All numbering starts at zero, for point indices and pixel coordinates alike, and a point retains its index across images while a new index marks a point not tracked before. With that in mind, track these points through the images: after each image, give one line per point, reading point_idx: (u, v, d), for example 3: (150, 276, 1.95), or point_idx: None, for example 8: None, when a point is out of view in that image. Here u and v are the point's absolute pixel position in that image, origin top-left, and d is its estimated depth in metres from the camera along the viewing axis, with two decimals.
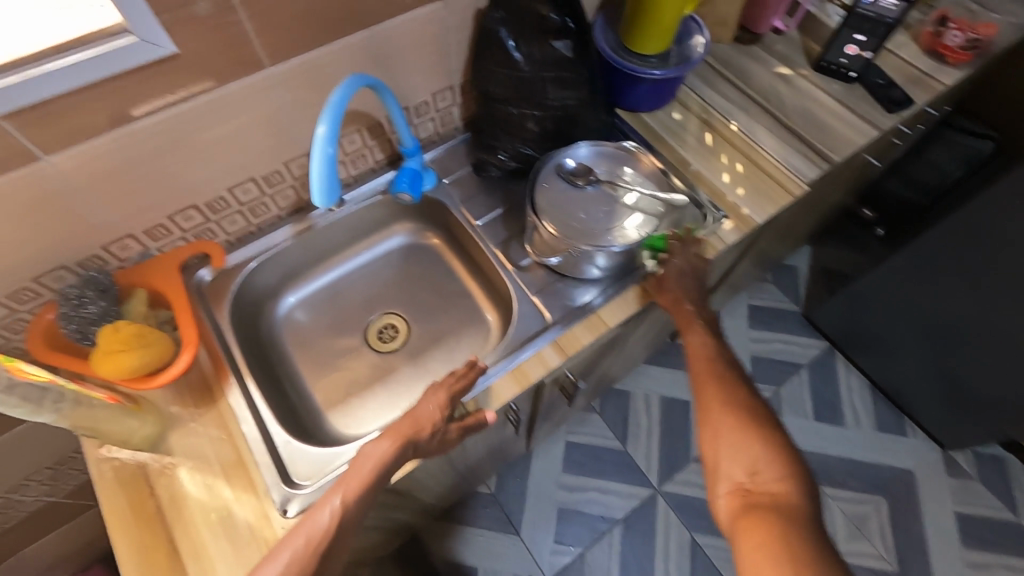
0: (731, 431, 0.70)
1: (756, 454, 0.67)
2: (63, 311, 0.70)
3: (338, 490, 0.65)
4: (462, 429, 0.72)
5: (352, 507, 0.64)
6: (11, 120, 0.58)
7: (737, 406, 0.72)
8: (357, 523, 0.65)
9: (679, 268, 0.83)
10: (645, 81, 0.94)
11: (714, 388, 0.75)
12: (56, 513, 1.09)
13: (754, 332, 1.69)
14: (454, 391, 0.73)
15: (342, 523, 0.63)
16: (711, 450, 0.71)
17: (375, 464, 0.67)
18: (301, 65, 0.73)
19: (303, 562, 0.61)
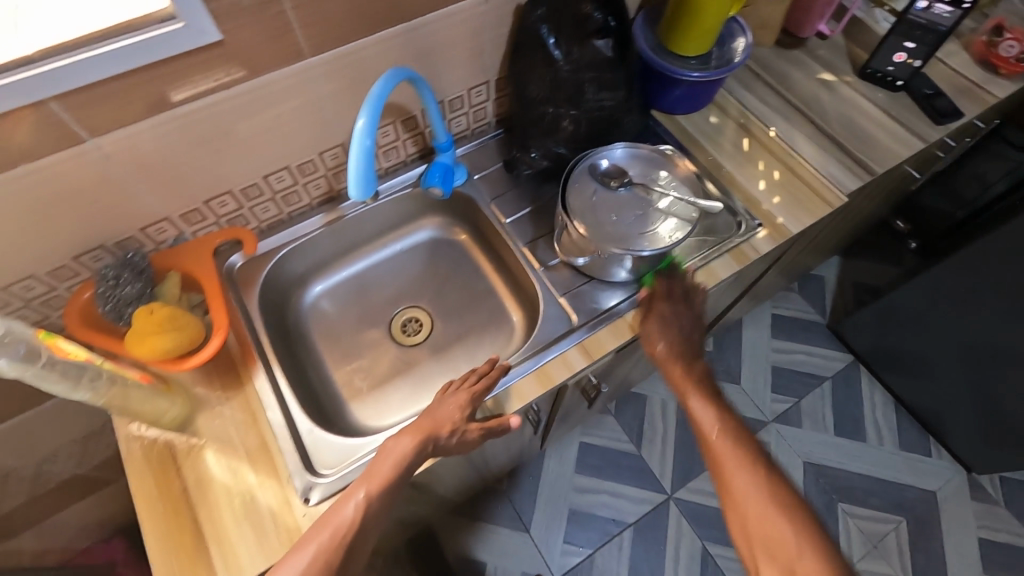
0: (756, 522, 0.63)
1: (790, 551, 0.60)
2: (100, 291, 0.72)
3: (363, 485, 0.65)
4: (483, 433, 0.71)
5: (375, 501, 0.65)
6: (61, 102, 0.59)
7: (752, 487, 0.65)
8: (382, 517, 0.66)
9: (655, 316, 0.80)
10: (682, 83, 0.93)
11: (727, 458, 0.68)
12: (83, 483, 1.12)
13: (777, 342, 1.66)
14: (475, 392, 0.72)
15: (366, 515, 0.65)
16: (744, 543, 0.64)
17: (399, 458, 0.67)
18: (343, 56, 0.73)
19: (328, 554, 0.62)
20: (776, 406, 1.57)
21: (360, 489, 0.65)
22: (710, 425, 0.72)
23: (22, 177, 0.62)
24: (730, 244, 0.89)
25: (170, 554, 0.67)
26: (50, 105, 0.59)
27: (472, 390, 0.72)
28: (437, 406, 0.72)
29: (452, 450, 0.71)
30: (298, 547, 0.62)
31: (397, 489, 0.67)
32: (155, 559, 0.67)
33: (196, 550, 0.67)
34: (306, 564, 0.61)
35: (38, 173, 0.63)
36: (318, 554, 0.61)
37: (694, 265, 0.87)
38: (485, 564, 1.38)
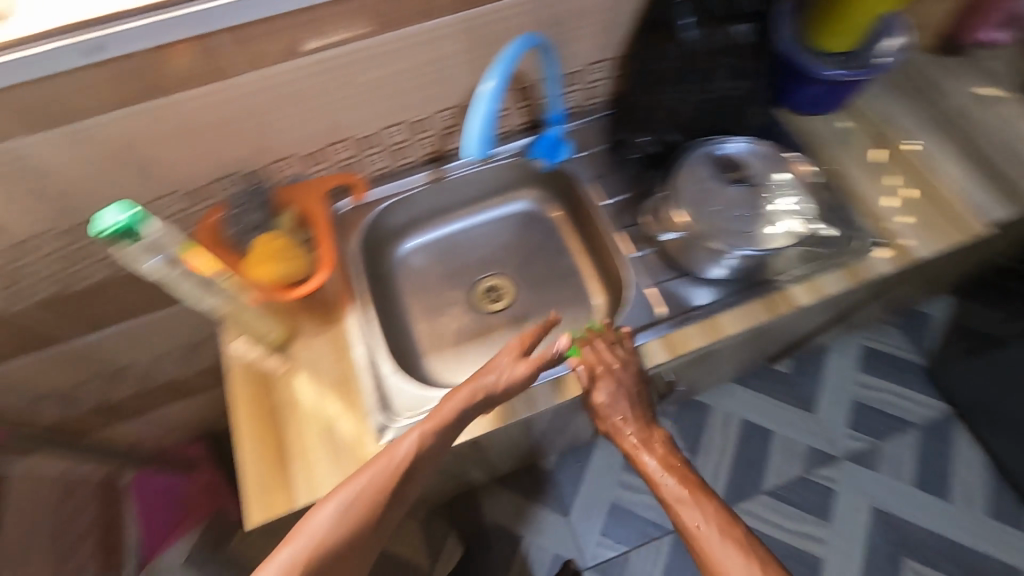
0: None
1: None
2: (231, 213, 0.82)
3: (421, 423, 0.66)
4: (538, 366, 0.72)
5: (431, 442, 0.66)
6: (224, 36, 0.64)
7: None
8: (433, 459, 0.67)
9: (606, 399, 0.75)
10: (819, 80, 0.86)
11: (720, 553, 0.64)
12: (179, 386, 1.25)
13: (863, 377, 1.53)
14: (526, 337, 0.73)
15: (424, 454, 0.65)
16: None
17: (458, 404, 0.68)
18: (476, 18, 0.74)
19: (387, 485, 0.63)
20: (852, 444, 1.46)
21: (418, 428, 0.66)
22: (694, 519, 0.67)
23: (182, 100, 0.69)
24: (843, 260, 0.82)
25: (256, 461, 0.73)
26: (215, 38, 0.64)
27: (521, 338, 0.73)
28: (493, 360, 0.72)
29: (512, 390, 0.71)
30: (357, 475, 0.63)
31: (451, 434, 0.68)
32: (244, 464, 0.73)
33: (280, 462, 0.73)
34: (364, 491, 0.61)
35: (195, 98, 0.70)
36: (377, 483, 0.62)
37: (799, 275, 0.82)
38: (520, 538, 1.41)
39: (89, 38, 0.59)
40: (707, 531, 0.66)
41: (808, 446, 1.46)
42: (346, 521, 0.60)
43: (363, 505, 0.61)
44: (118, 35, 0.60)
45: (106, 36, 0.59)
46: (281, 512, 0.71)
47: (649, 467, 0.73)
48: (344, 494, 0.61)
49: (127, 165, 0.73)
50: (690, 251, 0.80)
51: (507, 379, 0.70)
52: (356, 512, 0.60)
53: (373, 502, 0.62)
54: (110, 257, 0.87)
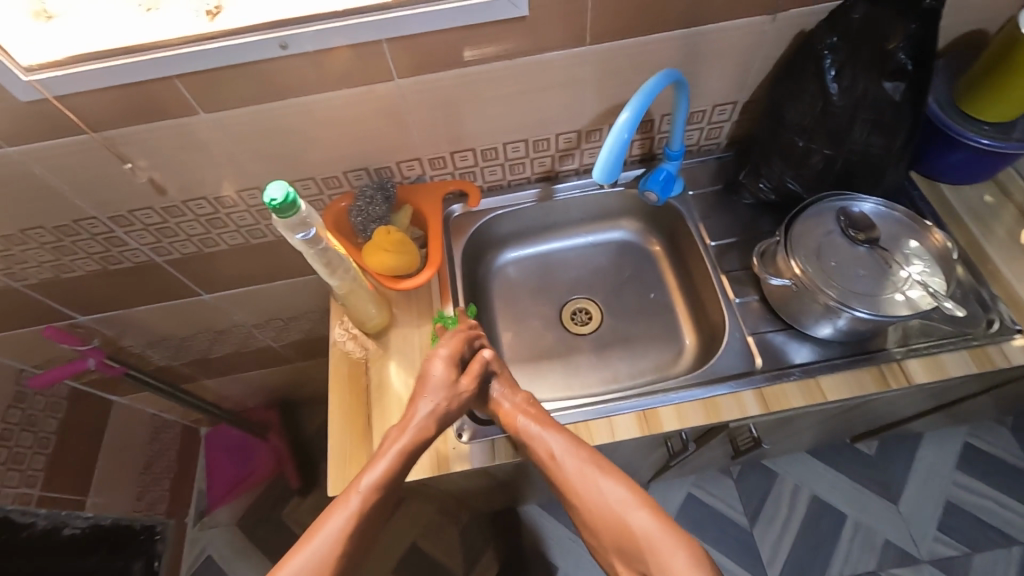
0: (616, 534, 0.62)
1: (654, 552, 0.59)
2: (357, 204, 0.85)
3: (361, 479, 0.63)
4: (472, 379, 0.72)
5: (376, 497, 0.63)
6: (391, 43, 0.71)
7: (607, 496, 0.64)
8: (377, 520, 0.64)
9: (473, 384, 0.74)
10: (965, 148, 0.81)
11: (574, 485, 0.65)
12: (268, 354, 1.35)
13: (961, 477, 1.38)
14: (459, 342, 0.74)
15: (374, 508, 0.62)
16: (610, 558, 0.63)
17: (398, 452, 0.67)
18: (615, 49, 0.77)
19: (338, 550, 0.58)
20: (939, 548, 1.31)
21: (359, 491, 0.62)
22: (552, 447, 0.68)
23: (341, 96, 0.76)
24: (972, 341, 0.76)
25: (342, 433, 0.78)
26: (383, 45, 0.71)
27: (449, 344, 0.74)
28: (423, 402, 0.70)
29: (453, 412, 0.71)
30: (295, 554, 0.57)
31: (395, 489, 0.65)
32: (332, 435, 0.77)
33: (364, 440, 0.77)
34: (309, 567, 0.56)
35: (352, 96, 0.76)
36: (327, 551, 0.57)
37: (918, 349, 0.76)
38: (556, 569, 1.37)
39: (277, 35, 0.67)
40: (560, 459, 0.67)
41: (887, 540, 1.33)
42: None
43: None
44: (302, 35, 0.67)
45: (290, 35, 0.67)
46: None
47: (508, 414, 0.72)
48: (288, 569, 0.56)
49: (281, 147, 0.82)
50: (800, 303, 0.77)
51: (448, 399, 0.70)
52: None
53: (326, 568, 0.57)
54: (245, 227, 0.96)
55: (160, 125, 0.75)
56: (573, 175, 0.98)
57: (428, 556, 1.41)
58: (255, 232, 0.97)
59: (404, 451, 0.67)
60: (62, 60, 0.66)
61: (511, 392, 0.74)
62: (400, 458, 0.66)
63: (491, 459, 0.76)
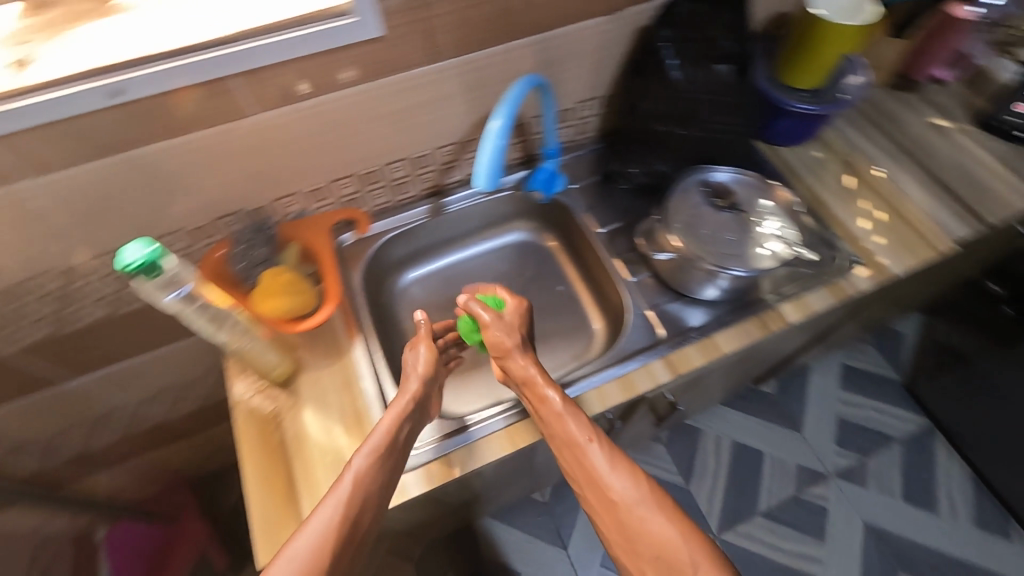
0: (645, 544, 0.62)
1: (686, 566, 0.59)
2: (236, 250, 0.80)
3: (359, 448, 0.65)
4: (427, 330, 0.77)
5: (376, 464, 0.64)
6: (240, 79, 0.67)
7: (638, 502, 0.64)
8: (389, 483, 0.65)
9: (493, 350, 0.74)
10: (791, 114, 0.93)
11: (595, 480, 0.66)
12: (165, 431, 1.22)
13: (845, 395, 1.59)
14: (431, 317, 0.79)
15: (376, 476, 0.64)
16: (632, 562, 0.63)
17: (397, 418, 0.68)
18: (476, 60, 0.79)
19: (340, 521, 0.60)
20: (840, 460, 1.49)
21: (358, 460, 0.64)
22: (585, 435, 0.68)
23: (195, 140, 0.71)
24: (827, 278, 0.87)
25: (264, 498, 0.72)
26: (232, 81, 0.66)
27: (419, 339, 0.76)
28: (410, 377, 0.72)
29: (428, 371, 0.73)
30: (300, 532, 0.59)
31: (397, 455, 0.67)
32: (251, 499, 0.71)
33: (289, 499, 0.72)
34: (313, 546, 0.58)
35: (206, 138, 0.71)
36: (326, 527, 0.59)
37: (788, 294, 0.86)
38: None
39: (107, 83, 0.61)
40: (593, 451, 0.67)
41: (798, 465, 1.49)
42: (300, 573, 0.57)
43: (317, 551, 0.58)
44: (136, 80, 0.61)
45: (123, 81, 0.61)
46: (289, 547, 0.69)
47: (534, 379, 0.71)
48: (293, 548, 0.58)
49: (134, 204, 0.74)
50: (684, 272, 0.84)
51: (433, 362, 0.74)
52: (311, 560, 0.58)
53: (331, 543, 0.59)
54: (107, 297, 0.86)
55: None
56: (459, 186, 0.99)
57: None
58: (121, 300, 0.87)
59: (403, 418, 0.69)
60: None
61: (524, 348, 0.75)
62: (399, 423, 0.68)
63: (427, 484, 0.74)
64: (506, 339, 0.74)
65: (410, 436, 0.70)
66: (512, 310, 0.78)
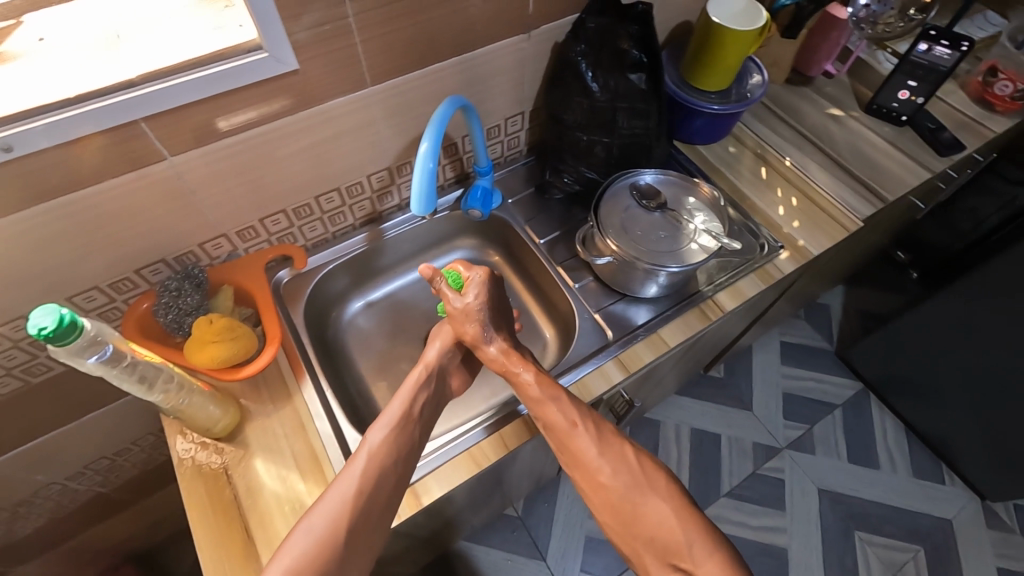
0: (642, 526, 0.65)
1: (681, 545, 0.63)
2: (162, 301, 0.74)
3: (377, 421, 0.68)
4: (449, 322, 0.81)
5: (395, 435, 0.68)
6: (150, 122, 0.63)
7: (629, 486, 0.67)
8: (411, 450, 0.68)
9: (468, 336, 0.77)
10: (704, 115, 0.99)
11: (589, 464, 0.68)
12: (101, 503, 1.14)
13: (786, 369, 1.68)
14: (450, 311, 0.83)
15: (395, 444, 0.67)
16: (629, 543, 0.66)
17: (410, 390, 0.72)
18: (398, 86, 0.79)
19: (359, 491, 0.63)
20: (790, 432, 1.58)
21: (376, 433, 0.67)
22: (570, 419, 0.70)
23: (104, 190, 0.66)
24: (755, 265, 0.93)
25: (220, 561, 0.67)
26: (140, 124, 0.63)
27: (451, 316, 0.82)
28: (431, 349, 0.77)
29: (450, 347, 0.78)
30: (318, 505, 0.62)
31: (414, 426, 0.70)
32: (206, 567, 0.67)
33: (248, 558, 0.68)
34: (330, 519, 0.61)
35: (117, 187, 0.67)
36: (345, 495, 0.62)
37: (722, 283, 0.91)
38: None
39: None
40: (580, 435, 0.69)
41: (754, 442, 1.56)
42: (316, 545, 0.59)
43: (335, 523, 0.61)
44: (27, 133, 0.57)
45: (12, 135, 0.56)
46: None
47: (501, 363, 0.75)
48: (308, 522, 0.61)
49: (41, 265, 0.69)
50: (624, 273, 0.87)
51: (451, 336, 0.79)
52: (330, 530, 0.60)
53: (347, 514, 0.61)
54: (18, 368, 0.78)
55: None
56: (396, 211, 0.98)
57: None
58: (34, 369, 0.80)
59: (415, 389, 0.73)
60: None
61: (485, 330, 0.76)
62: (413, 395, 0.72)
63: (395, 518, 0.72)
64: (466, 315, 0.76)
65: (427, 407, 0.73)
66: (474, 281, 0.78)
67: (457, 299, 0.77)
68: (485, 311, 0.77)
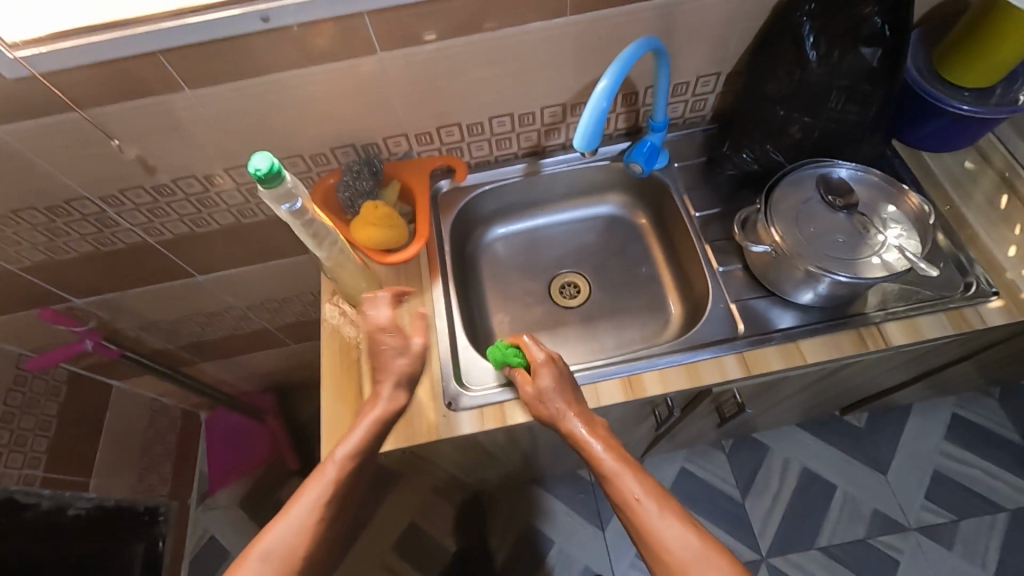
0: None
1: None
2: (344, 178, 0.85)
3: (338, 448, 0.65)
4: (413, 333, 0.74)
5: (353, 463, 0.65)
6: (373, 16, 0.70)
7: (698, 559, 0.58)
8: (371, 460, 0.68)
9: (548, 385, 0.71)
10: (945, 115, 0.81)
11: (654, 536, 0.60)
12: (266, 337, 1.41)
13: (947, 446, 1.41)
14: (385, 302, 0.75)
15: (350, 481, 0.64)
16: None
17: (373, 422, 0.68)
18: (597, 20, 0.77)
19: (316, 524, 0.60)
20: (926, 516, 1.34)
21: (342, 451, 0.65)
22: (635, 491, 0.62)
23: (323, 71, 0.76)
24: (949, 304, 0.77)
25: (336, 405, 0.79)
26: (365, 18, 0.70)
27: (380, 310, 0.74)
28: (386, 381, 0.71)
29: (416, 374, 0.73)
30: (274, 526, 0.59)
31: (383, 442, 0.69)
32: (324, 407, 0.79)
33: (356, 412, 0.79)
34: (287, 541, 0.58)
35: (333, 71, 0.77)
36: (304, 525, 0.60)
37: (896, 313, 0.78)
38: (552, 544, 1.40)
39: (258, 9, 0.66)
40: (647, 506, 0.61)
41: (874, 509, 1.36)
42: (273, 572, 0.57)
43: (290, 551, 0.58)
44: (283, 9, 0.67)
45: (271, 9, 0.67)
46: None
47: (574, 432, 0.68)
48: (266, 545, 0.58)
49: (267, 126, 0.82)
50: (779, 269, 0.78)
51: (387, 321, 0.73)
52: (285, 556, 0.58)
53: (302, 542, 0.59)
54: (235, 207, 0.97)
55: (139, 105, 0.75)
56: (559, 149, 0.98)
57: (426, 532, 1.44)
58: (246, 211, 0.99)
59: (380, 419, 0.69)
60: (46, 36, 0.66)
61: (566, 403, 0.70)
62: (377, 427, 0.68)
63: (478, 425, 0.77)
64: (545, 403, 0.70)
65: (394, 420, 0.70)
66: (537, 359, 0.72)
67: (534, 388, 0.71)
68: (568, 393, 0.70)
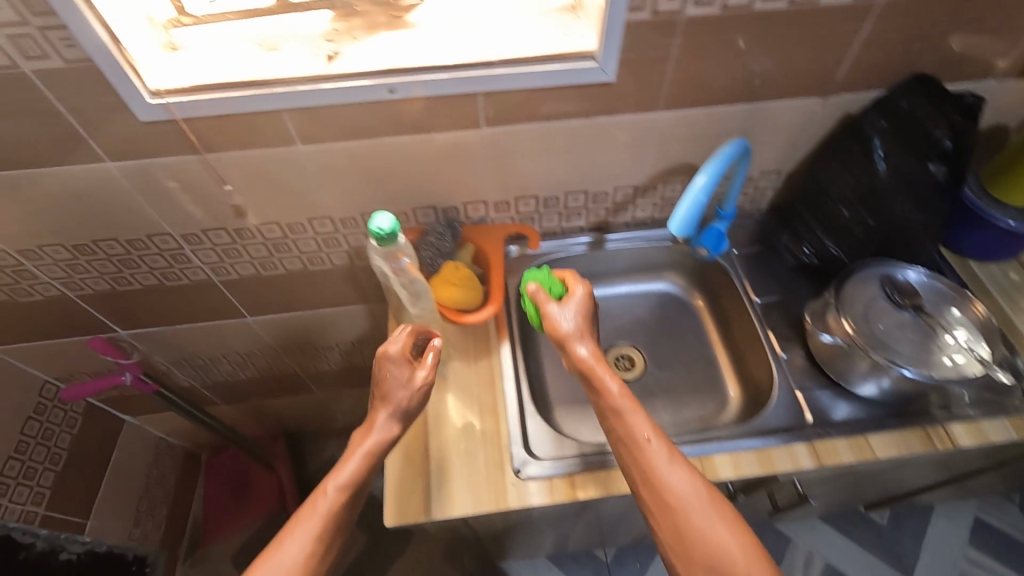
0: (706, 552, 0.57)
1: None
2: (426, 238, 0.89)
3: (329, 481, 0.64)
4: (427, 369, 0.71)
5: (345, 501, 0.63)
6: (486, 96, 0.76)
7: (695, 502, 0.59)
8: (361, 500, 0.66)
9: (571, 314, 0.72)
10: (992, 227, 0.88)
11: (656, 475, 0.60)
12: (296, 382, 1.39)
13: (972, 553, 1.39)
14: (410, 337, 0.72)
15: (343, 512, 0.63)
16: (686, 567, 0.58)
17: (365, 455, 0.67)
18: (682, 117, 0.83)
19: (304, 563, 0.59)
20: None
21: (330, 491, 0.63)
22: (644, 431, 0.63)
23: (426, 139, 0.81)
24: (1011, 409, 0.80)
25: (400, 463, 0.78)
26: (479, 98, 0.76)
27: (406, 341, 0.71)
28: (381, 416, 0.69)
29: (413, 407, 0.70)
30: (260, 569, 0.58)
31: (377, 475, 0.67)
32: (389, 465, 0.78)
33: (421, 472, 0.77)
34: None
35: (435, 139, 0.82)
36: (296, 562, 0.59)
37: (961, 414, 0.80)
38: None
39: (387, 82, 0.72)
40: (654, 450, 0.62)
41: None
42: None
43: None
44: (410, 84, 0.72)
45: (399, 82, 0.72)
46: (417, 520, 0.74)
47: (588, 362, 0.68)
48: None
49: (360, 182, 0.86)
50: (847, 361, 0.81)
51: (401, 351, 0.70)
52: None
53: None
54: (305, 254, 0.99)
55: (248, 154, 0.79)
56: (624, 227, 1.03)
57: None
58: (315, 259, 1.01)
59: (373, 451, 0.67)
60: (187, 88, 0.70)
61: (583, 332, 0.71)
62: (370, 460, 0.66)
63: (548, 497, 0.75)
64: (566, 327, 0.71)
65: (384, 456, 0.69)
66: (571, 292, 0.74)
67: (558, 308, 0.72)
68: (586, 325, 0.72)
